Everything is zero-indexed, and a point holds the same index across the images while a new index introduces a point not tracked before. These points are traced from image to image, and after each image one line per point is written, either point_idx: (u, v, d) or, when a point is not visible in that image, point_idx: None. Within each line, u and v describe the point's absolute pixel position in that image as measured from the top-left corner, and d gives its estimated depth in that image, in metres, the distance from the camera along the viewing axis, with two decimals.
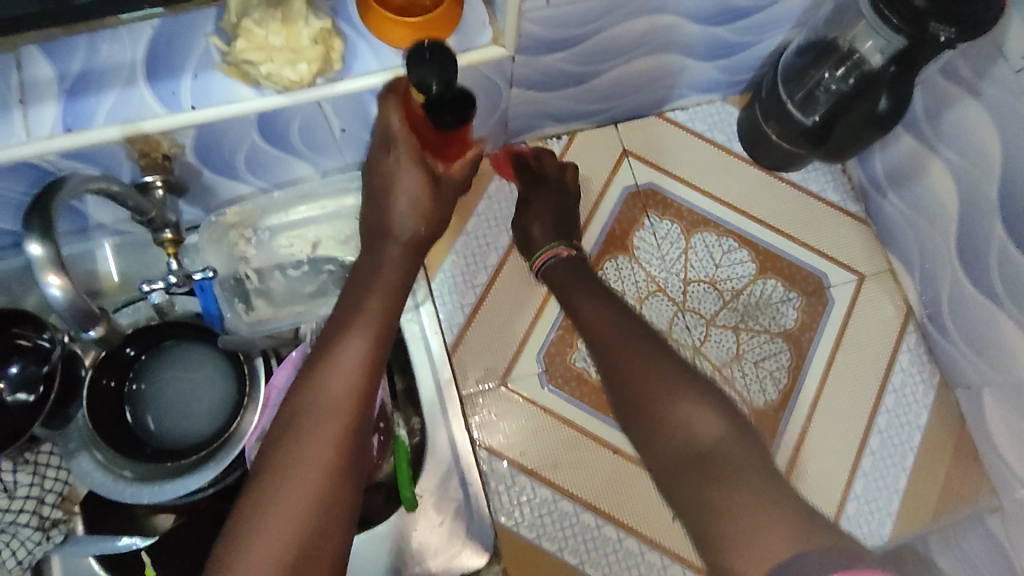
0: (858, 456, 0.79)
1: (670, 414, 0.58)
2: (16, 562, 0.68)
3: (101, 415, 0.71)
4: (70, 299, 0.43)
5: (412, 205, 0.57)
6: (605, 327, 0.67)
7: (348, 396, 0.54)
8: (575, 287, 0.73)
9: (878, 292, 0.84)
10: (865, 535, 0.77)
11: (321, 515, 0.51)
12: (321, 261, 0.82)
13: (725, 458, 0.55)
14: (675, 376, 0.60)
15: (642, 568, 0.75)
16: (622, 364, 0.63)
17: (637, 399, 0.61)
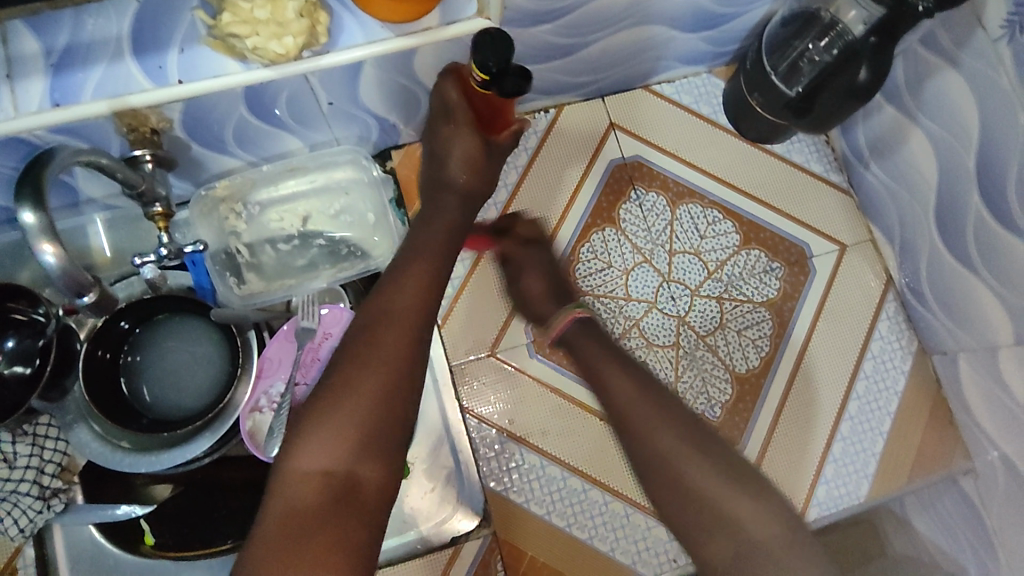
0: (837, 420, 0.81)
1: (724, 511, 0.55)
2: (18, 529, 0.70)
3: (97, 389, 0.72)
4: (62, 267, 0.43)
5: (464, 163, 0.72)
6: (633, 403, 0.62)
7: (409, 311, 0.61)
8: (605, 359, 0.66)
9: (859, 261, 0.86)
10: (842, 496, 0.79)
11: (383, 415, 0.57)
12: (311, 234, 0.83)
13: (755, 526, 0.55)
14: (721, 474, 0.57)
15: (628, 529, 0.77)
16: (660, 451, 0.59)
17: (686, 486, 0.57)
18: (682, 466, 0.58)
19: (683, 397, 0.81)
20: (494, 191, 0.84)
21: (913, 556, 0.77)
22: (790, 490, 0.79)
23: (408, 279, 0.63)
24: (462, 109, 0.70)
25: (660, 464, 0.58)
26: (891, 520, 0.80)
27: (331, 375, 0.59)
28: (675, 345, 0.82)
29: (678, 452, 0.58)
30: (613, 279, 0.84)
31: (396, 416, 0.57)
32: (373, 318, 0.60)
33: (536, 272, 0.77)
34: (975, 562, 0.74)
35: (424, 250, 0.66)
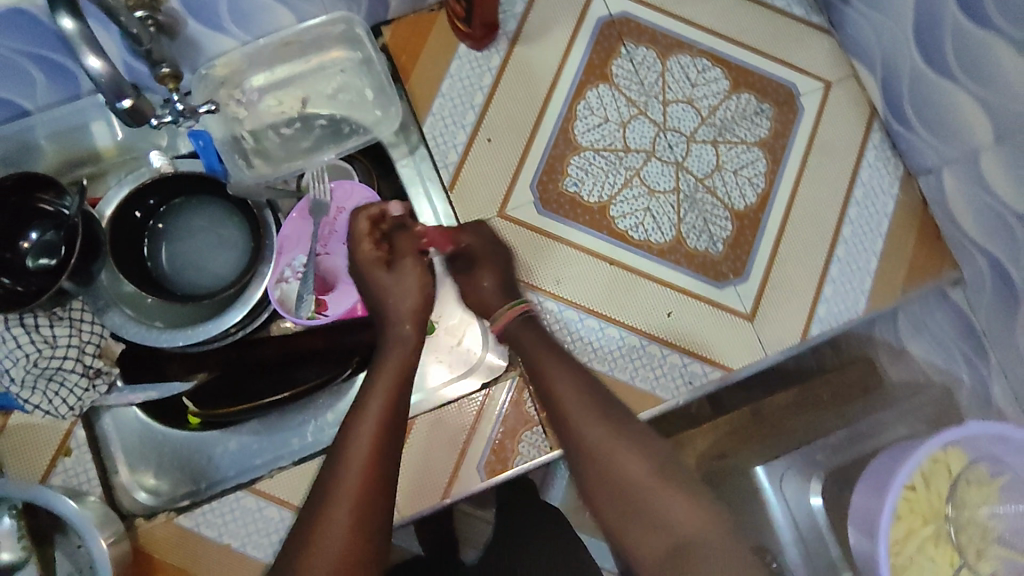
0: (832, 245, 0.86)
1: (656, 513, 0.60)
2: (69, 407, 0.73)
3: (126, 260, 0.76)
4: (107, 73, 0.46)
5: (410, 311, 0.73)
6: (590, 402, 0.67)
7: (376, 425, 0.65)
8: (548, 354, 0.71)
9: (843, 96, 0.90)
10: (842, 313, 0.85)
11: (372, 523, 0.60)
12: (312, 116, 0.83)
13: (709, 544, 0.59)
14: (659, 474, 0.62)
15: (645, 358, 0.81)
16: (586, 435, 0.65)
17: (627, 483, 0.62)
18: (618, 463, 0.63)
19: (686, 238, 0.84)
20: (487, 58, 0.86)
21: (912, 380, 0.88)
22: (793, 312, 0.84)
23: (367, 410, 0.66)
24: None
25: (603, 473, 0.63)
26: (886, 352, 0.88)
27: (315, 499, 0.61)
28: (676, 189, 0.86)
29: (620, 457, 0.63)
30: (611, 133, 0.86)
31: (379, 529, 0.61)
32: (346, 443, 0.64)
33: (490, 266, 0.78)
34: (968, 370, 0.87)
35: (383, 372, 0.69)
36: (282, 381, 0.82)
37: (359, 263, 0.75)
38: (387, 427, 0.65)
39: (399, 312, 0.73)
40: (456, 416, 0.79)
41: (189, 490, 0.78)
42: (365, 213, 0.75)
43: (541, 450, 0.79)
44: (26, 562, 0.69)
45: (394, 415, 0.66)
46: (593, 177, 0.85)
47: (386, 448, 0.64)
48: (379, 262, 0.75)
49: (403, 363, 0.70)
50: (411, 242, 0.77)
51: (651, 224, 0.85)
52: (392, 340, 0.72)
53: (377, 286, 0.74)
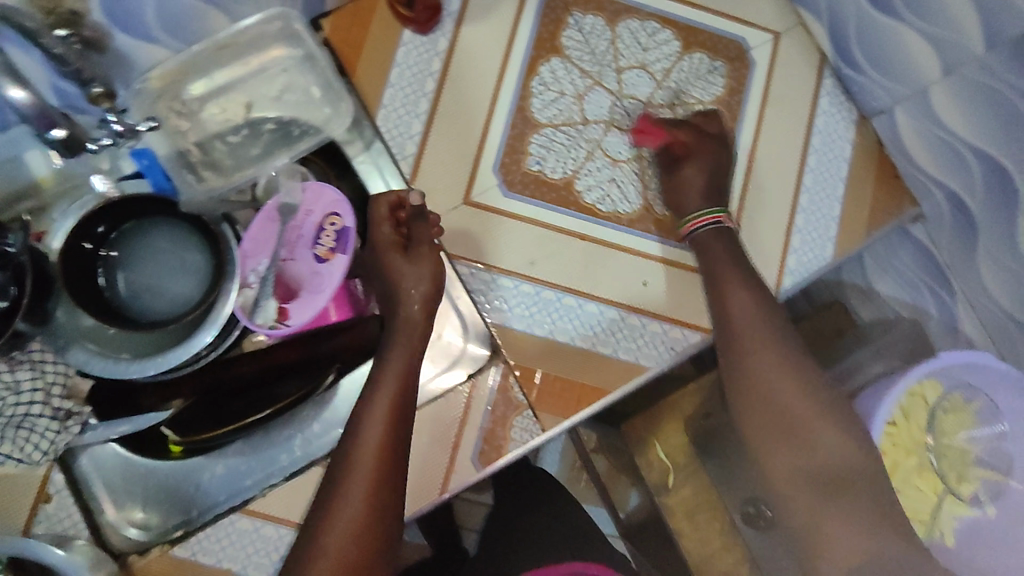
0: (796, 195, 0.86)
1: (811, 441, 0.72)
2: (43, 451, 0.70)
3: (81, 292, 0.72)
4: (33, 102, 0.47)
5: (422, 297, 0.70)
6: (751, 326, 0.76)
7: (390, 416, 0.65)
8: (727, 279, 0.78)
9: (793, 46, 0.90)
10: (810, 261, 0.86)
11: (388, 491, 0.63)
12: (259, 121, 0.80)
13: (834, 450, 0.72)
14: (807, 394, 0.73)
15: (626, 329, 0.82)
16: (756, 359, 0.74)
17: (799, 415, 0.73)
18: (772, 389, 0.73)
19: (653, 205, 0.85)
20: (434, 42, 0.84)
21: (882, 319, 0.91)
22: (765, 267, 0.85)
23: (381, 381, 0.67)
24: None
25: (754, 394, 0.74)
26: (857, 294, 0.91)
27: (334, 469, 0.64)
28: (638, 157, 0.85)
29: (785, 393, 0.73)
30: (569, 107, 0.85)
31: (395, 495, 0.63)
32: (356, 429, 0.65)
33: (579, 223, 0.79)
34: (934, 302, 0.90)
35: (394, 354, 0.69)
36: (265, 398, 0.80)
37: (376, 249, 0.71)
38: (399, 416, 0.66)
39: (409, 294, 0.70)
40: (444, 410, 0.78)
41: (181, 521, 0.75)
42: (383, 197, 0.72)
43: (533, 433, 0.79)
44: None
45: (404, 402, 0.67)
46: (556, 153, 0.84)
47: (396, 439, 0.65)
48: (397, 247, 0.71)
49: (410, 351, 0.69)
50: (429, 230, 0.73)
51: (618, 195, 0.84)
52: (401, 318, 0.71)
53: (393, 272, 0.71)
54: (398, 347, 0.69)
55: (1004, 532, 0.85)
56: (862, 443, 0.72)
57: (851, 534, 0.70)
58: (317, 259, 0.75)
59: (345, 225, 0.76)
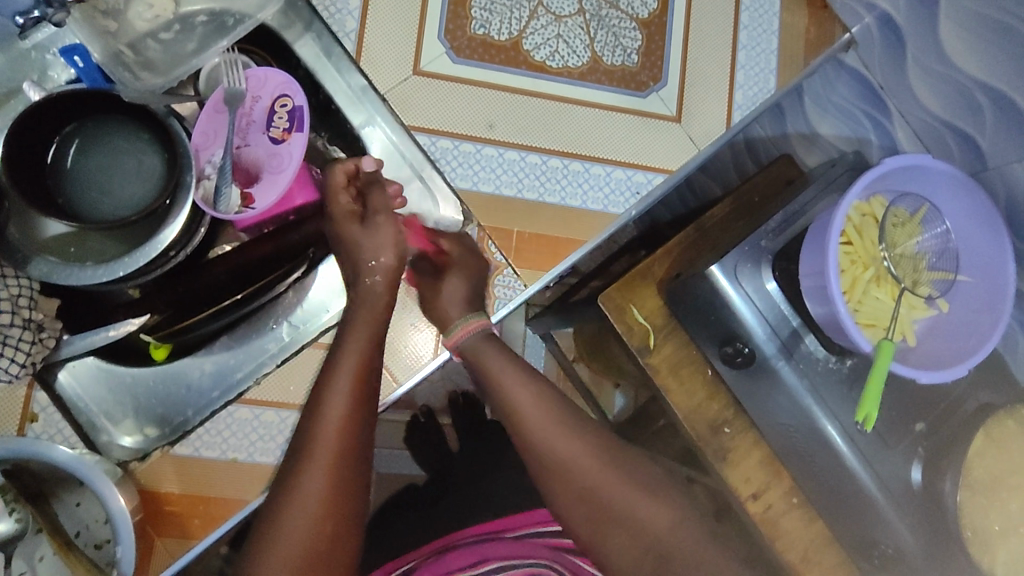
0: (735, 32, 0.88)
1: (631, 519, 0.74)
2: (21, 365, 0.67)
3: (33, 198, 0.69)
4: None
5: (383, 273, 0.70)
6: (543, 420, 0.74)
7: (337, 445, 0.63)
8: (494, 371, 0.75)
9: None
10: (757, 94, 0.87)
11: (347, 477, 0.64)
12: (189, 15, 0.75)
13: (646, 519, 0.74)
14: (644, 492, 0.75)
15: (591, 180, 0.83)
16: (534, 442, 0.74)
17: (549, 458, 0.74)
18: (559, 451, 0.74)
19: (601, 56, 0.85)
20: None
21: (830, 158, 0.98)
22: (715, 104, 0.86)
23: (343, 363, 0.66)
24: None
25: (538, 458, 0.74)
26: (802, 141, 0.98)
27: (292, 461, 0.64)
28: (580, 12, 0.86)
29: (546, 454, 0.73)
30: None
31: (357, 480, 0.65)
32: (302, 465, 0.63)
33: (463, 273, 0.76)
34: (875, 130, 0.98)
35: (355, 331, 0.69)
36: (231, 281, 0.78)
37: (332, 216, 0.72)
38: (349, 441, 0.64)
39: (371, 269, 0.70)
40: (427, 279, 0.79)
41: (179, 423, 0.74)
42: (343, 166, 0.71)
43: (518, 289, 0.80)
44: (26, 533, 0.66)
45: (359, 421, 0.65)
46: (499, 16, 0.84)
47: (348, 463, 0.64)
48: (355, 216, 0.71)
49: (370, 334, 0.69)
50: (385, 198, 0.72)
51: (565, 49, 0.84)
52: (364, 296, 0.70)
53: (351, 242, 0.71)
54: (357, 336, 0.68)
55: (961, 321, 0.91)
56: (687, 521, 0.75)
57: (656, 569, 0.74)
58: (273, 141, 0.75)
59: (296, 105, 0.75)
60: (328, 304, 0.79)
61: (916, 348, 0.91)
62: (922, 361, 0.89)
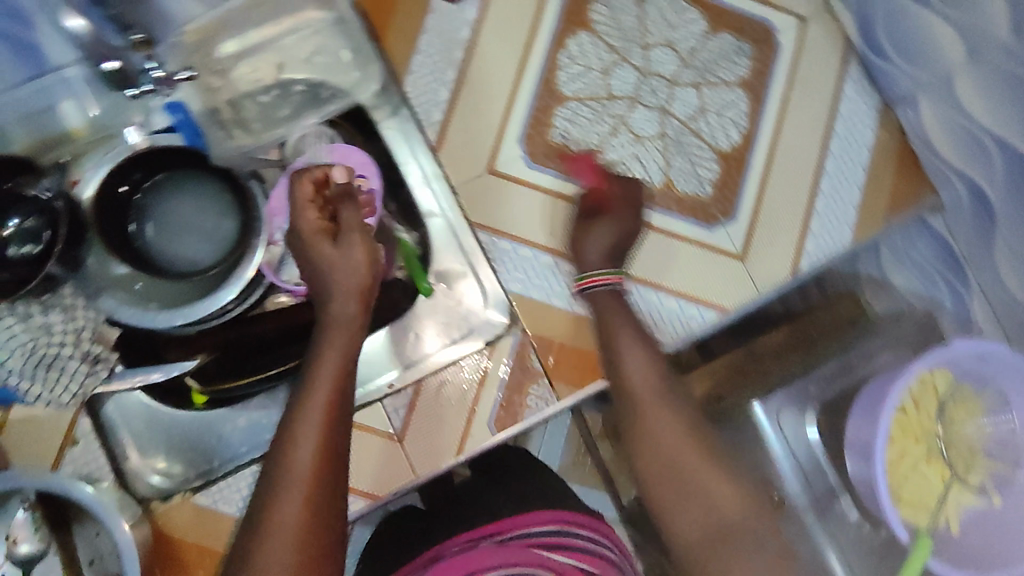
0: (817, 177, 0.87)
1: (704, 487, 0.59)
2: (72, 392, 0.73)
3: (113, 240, 0.74)
4: None
5: (349, 297, 0.60)
6: (647, 377, 0.67)
7: (313, 450, 0.55)
8: (620, 330, 0.71)
9: (820, 31, 0.90)
10: (831, 244, 0.86)
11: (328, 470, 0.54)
12: (289, 82, 0.82)
13: (715, 495, 0.59)
14: (710, 461, 0.61)
15: (643, 305, 0.82)
16: (653, 419, 0.63)
17: (658, 449, 0.62)
18: (656, 431, 0.63)
19: (675, 183, 0.84)
20: (459, 12, 0.85)
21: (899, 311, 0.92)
22: (784, 248, 0.84)
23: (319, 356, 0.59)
24: None
25: (643, 448, 0.62)
26: (870, 284, 0.93)
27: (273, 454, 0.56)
28: (662, 135, 0.85)
29: (670, 432, 0.62)
30: (594, 82, 0.86)
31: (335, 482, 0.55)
32: (274, 477, 0.54)
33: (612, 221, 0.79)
34: (951, 295, 0.90)
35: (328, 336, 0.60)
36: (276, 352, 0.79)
37: (303, 236, 0.63)
38: (324, 453, 0.55)
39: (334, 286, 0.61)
40: (463, 375, 0.80)
41: (206, 467, 0.78)
42: (307, 179, 0.64)
43: (550, 402, 0.81)
44: (44, 555, 0.69)
45: (336, 428, 0.56)
46: (580, 126, 0.85)
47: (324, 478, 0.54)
48: (323, 233, 0.62)
49: (348, 346, 0.60)
50: (359, 215, 0.64)
51: (639, 170, 0.84)
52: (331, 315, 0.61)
53: (318, 262, 0.61)
54: (330, 350, 0.59)
55: (1010, 524, 0.84)
56: (768, 520, 0.59)
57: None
58: None
59: (371, 187, 0.77)
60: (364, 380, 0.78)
61: (957, 540, 0.85)
62: (957, 559, 0.83)
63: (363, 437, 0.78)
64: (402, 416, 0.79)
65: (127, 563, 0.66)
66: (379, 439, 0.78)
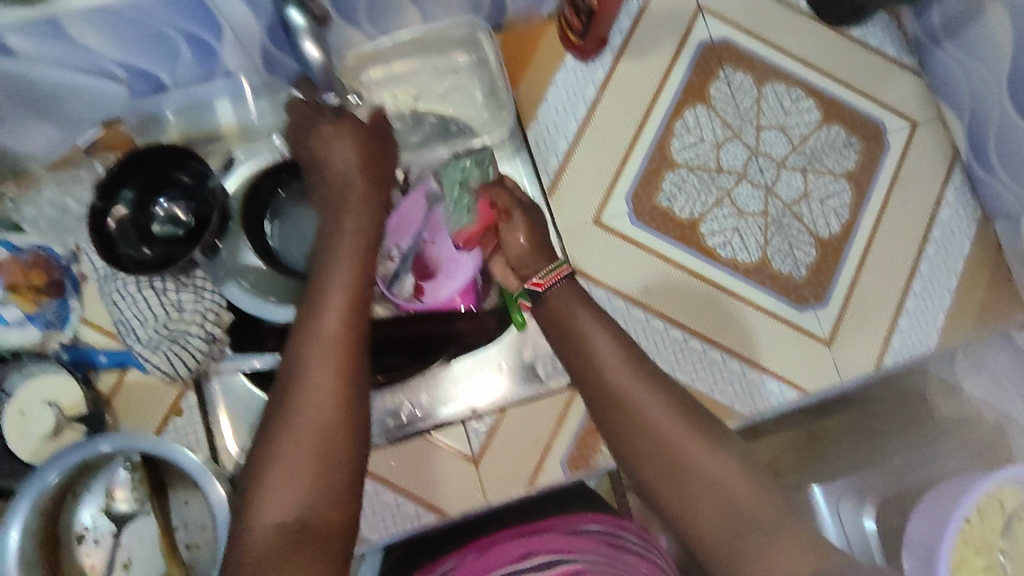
0: (910, 278, 0.89)
1: (696, 470, 0.56)
2: (188, 368, 0.78)
3: (252, 236, 0.82)
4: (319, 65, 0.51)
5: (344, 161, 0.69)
6: (622, 367, 0.63)
7: (333, 351, 0.58)
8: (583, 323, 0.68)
9: (929, 136, 0.93)
10: (916, 344, 0.88)
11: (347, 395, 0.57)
12: (423, 112, 0.88)
13: (721, 470, 0.55)
14: (701, 435, 0.57)
15: (725, 373, 0.85)
16: (631, 400, 0.60)
17: (654, 434, 0.58)
18: (644, 418, 0.59)
19: (771, 261, 0.88)
20: (591, 70, 0.90)
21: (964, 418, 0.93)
22: (869, 342, 0.87)
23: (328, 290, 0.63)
24: None
25: (637, 434, 0.58)
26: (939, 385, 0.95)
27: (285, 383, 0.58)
28: (764, 213, 0.89)
29: (653, 414, 0.59)
30: (705, 153, 0.90)
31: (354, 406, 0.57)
32: (297, 379, 0.57)
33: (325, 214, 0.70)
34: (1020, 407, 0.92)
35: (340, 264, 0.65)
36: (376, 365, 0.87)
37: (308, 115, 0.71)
38: (346, 360, 0.58)
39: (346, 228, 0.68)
40: (543, 411, 0.84)
41: None
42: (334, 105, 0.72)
43: None
44: (137, 514, 0.76)
45: (348, 353, 0.59)
46: (686, 193, 0.89)
47: (344, 382, 0.57)
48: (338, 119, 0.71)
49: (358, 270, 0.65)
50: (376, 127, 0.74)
51: (738, 244, 0.88)
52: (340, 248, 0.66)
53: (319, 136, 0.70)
54: (339, 274, 0.64)
55: None
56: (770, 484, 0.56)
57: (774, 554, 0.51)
58: (456, 247, 0.82)
59: None
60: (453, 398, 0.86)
61: None
62: None
63: (443, 454, 0.82)
64: (482, 440, 0.83)
65: (220, 528, 0.69)
66: (457, 459, 0.82)
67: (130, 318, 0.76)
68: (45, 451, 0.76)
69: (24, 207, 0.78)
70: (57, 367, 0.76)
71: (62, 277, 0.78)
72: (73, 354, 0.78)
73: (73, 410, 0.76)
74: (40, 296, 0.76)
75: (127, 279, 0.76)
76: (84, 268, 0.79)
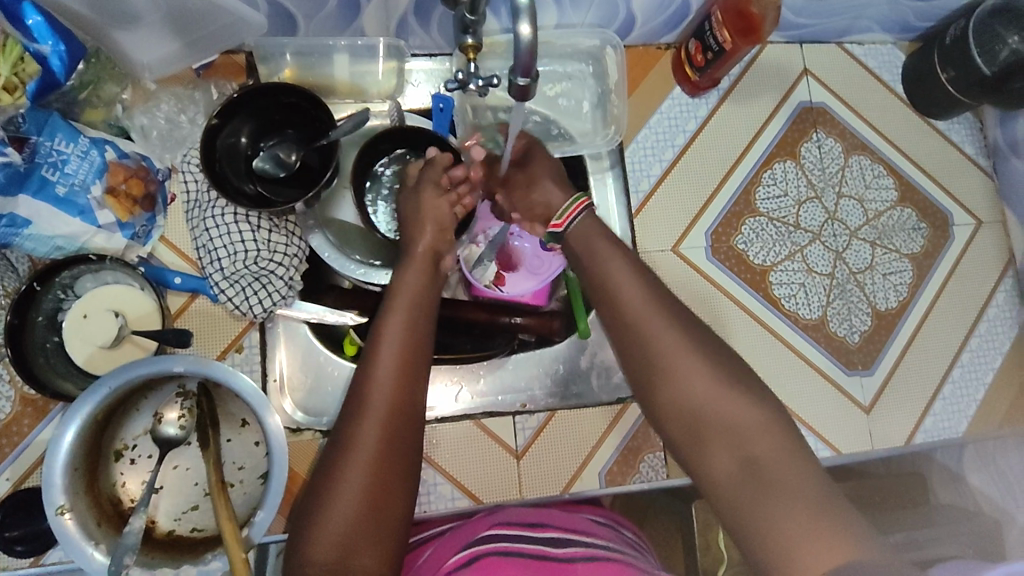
0: (951, 365, 0.93)
1: (726, 417, 0.56)
2: (262, 308, 0.78)
3: (355, 187, 0.80)
4: (527, 47, 0.51)
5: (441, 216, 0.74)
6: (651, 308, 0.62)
7: (389, 403, 0.60)
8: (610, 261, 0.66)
9: (990, 236, 0.98)
10: (945, 428, 0.92)
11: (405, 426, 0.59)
12: (529, 111, 0.90)
13: (749, 434, 0.55)
14: (730, 382, 0.58)
15: None
16: (658, 346, 0.60)
17: (670, 385, 0.59)
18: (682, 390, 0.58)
19: (830, 321, 0.92)
20: (696, 107, 0.94)
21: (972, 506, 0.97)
22: (903, 416, 0.91)
23: (407, 287, 0.68)
24: (721, 15, 0.81)
25: (656, 384, 0.59)
26: (942, 474, 0.90)
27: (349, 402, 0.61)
28: (830, 275, 0.93)
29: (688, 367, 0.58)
30: (787, 207, 0.94)
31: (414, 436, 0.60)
32: (353, 429, 0.59)
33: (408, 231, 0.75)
34: None
35: (415, 274, 0.69)
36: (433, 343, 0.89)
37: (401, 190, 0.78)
38: (400, 412, 0.60)
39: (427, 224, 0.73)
40: (592, 420, 0.85)
41: (333, 416, 0.82)
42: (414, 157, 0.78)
43: (659, 474, 0.85)
44: (183, 442, 0.75)
45: (415, 373, 0.62)
46: (762, 242, 0.92)
47: (398, 434, 0.59)
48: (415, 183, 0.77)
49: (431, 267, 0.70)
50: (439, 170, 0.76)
51: (803, 299, 0.92)
52: (427, 249, 0.71)
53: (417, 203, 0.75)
54: (419, 266, 0.70)
55: None
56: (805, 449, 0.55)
57: (799, 529, 0.50)
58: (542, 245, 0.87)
59: None
60: (505, 389, 0.87)
61: None
62: None
63: (488, 443, 0.83)
64: (528, 437, 0.84)
65: (274, 460, 0.69)
66: (500, 450, 0.83)
67: (218, 247, 0.76)
68: (100, 362, 0.73)
69: (136, 114, 0.77)
70: (132, 280, 0.76)
71: (156, 192, 0.77)
72: (149, 270, 0.77)
73: (138, 325, 0.74)
74: (134, 206, 0.75)
75: (224, 209, 0.75)
76: (176, 187, 0.79)
